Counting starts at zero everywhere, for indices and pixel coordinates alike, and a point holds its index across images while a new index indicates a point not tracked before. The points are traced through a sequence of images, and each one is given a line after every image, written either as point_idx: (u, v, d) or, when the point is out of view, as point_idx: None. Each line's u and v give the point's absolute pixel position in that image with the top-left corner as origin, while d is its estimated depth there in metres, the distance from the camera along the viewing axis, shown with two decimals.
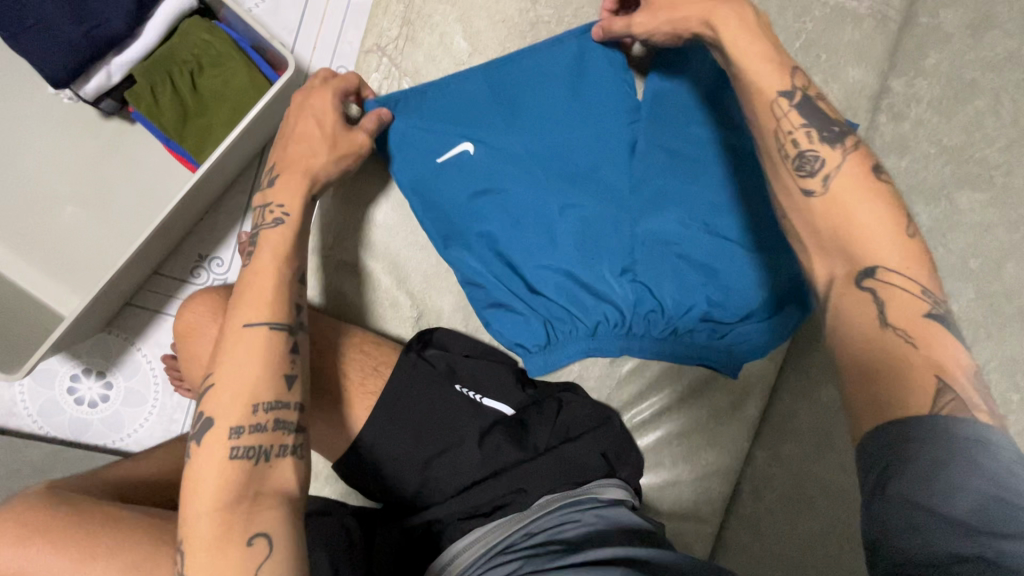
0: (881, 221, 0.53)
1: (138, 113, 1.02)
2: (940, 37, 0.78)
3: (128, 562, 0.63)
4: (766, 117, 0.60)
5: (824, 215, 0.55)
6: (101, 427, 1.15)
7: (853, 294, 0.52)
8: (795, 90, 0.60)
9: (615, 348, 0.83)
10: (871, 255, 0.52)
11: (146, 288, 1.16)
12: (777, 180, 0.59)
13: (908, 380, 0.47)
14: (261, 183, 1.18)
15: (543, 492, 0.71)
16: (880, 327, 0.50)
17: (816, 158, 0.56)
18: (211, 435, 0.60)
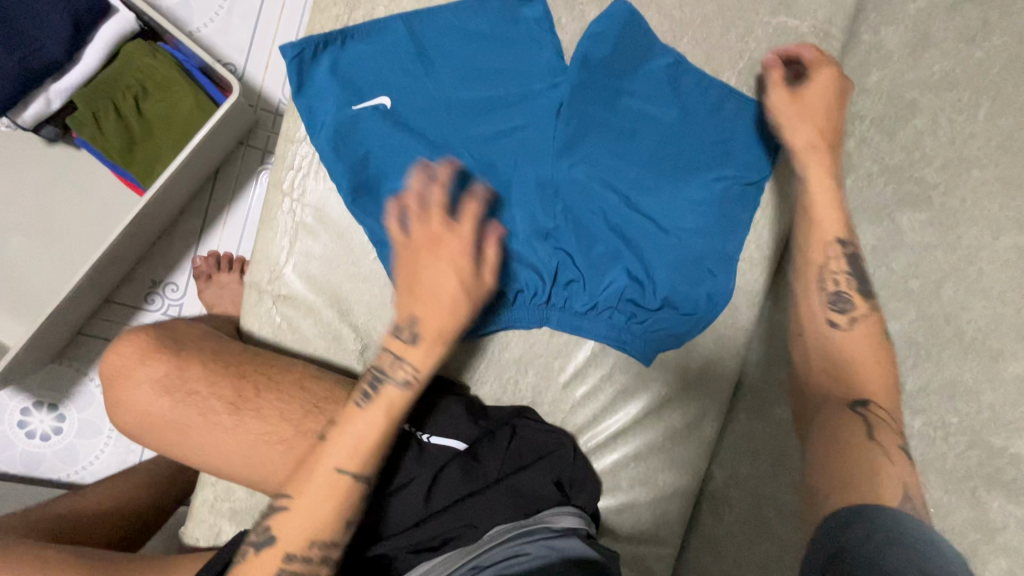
0: (881, 369, 0.63)
1: (83, 140, 1.00)
2: (882, 54, 0.79)
3: None
4: (817, 252, 0.70)
5: (845, 351, 0.65)
6: (55, 460, 1.12)
7: (847, 418, 0.60)
8: (852, 240, 0.69)
9: (533, 320, 0.80)
10: (864, 389, 0.62)
11: (97, 316, 1.13)
12: (807, 308, 0.69)
13: (871, 472, 0.54)
14: (215, 207, 1.15)
15: (494, 524, 0.69)
16: (866, 440, 0.57)
17: (845, 301, 0.67)
18: (267, 552, 0.57)
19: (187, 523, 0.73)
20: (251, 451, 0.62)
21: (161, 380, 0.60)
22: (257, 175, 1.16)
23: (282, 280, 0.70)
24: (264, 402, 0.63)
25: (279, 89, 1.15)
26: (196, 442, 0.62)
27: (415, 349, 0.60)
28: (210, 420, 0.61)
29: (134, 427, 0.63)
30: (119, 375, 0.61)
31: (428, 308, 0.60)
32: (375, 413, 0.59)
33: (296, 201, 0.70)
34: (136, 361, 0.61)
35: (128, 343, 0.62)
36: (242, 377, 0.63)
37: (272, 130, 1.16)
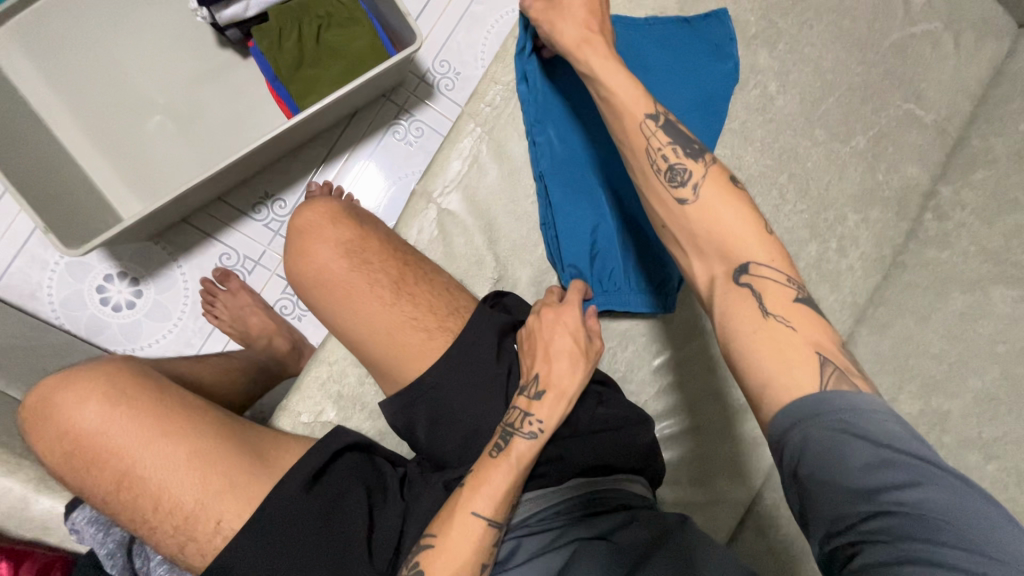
0: (743, 226, 0.60)
1: (258, 49, 1.10)
2: (989, 158, 0.89)
3: (196, 446, 0.65)
4: (637, 135, 0.65)
5: (697, 221, 0.62)
6: (117, 332, 1.14)
7: (734, 292, 0.59)
8: (659, 114, 0.65)
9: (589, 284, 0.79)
10: (739, 253, 0.60)
11: (205, 210, 1.18)
12: (652, 192, 0.65)
13: (761, 332, 0.56)
14: (342, 143, 1.24)
15: (578, 471, 0.76)
16: (764, 316, 0.57)
17: (684, 171, 0.63)
18: (448, 532, 0.63)
19: (289, 398, 0.75)
20: (395, 330, 0.70)
21: (346, 244, 0.71)
22: (390, 127, 1.25)
23: (448, 197, 0.77)
24: (421, 292, 0.72)
25: (431, 60, 1.26)
26: (351, 304, 0.70)
27: (541, 404, 0.68)
28: (375, 290, 0.71)
29: (309, 280, 0.71)
30: (310, 229, 0.72)
31: (554, 370, 0.68)
32: (505, 461, 0.65)
33: (484, 131, 0.78)
34: (331, 221, 0.72)
35: (322, 208, 0.73)
36: (406, 265, 0.73)
37: (414, 93, 1.26)
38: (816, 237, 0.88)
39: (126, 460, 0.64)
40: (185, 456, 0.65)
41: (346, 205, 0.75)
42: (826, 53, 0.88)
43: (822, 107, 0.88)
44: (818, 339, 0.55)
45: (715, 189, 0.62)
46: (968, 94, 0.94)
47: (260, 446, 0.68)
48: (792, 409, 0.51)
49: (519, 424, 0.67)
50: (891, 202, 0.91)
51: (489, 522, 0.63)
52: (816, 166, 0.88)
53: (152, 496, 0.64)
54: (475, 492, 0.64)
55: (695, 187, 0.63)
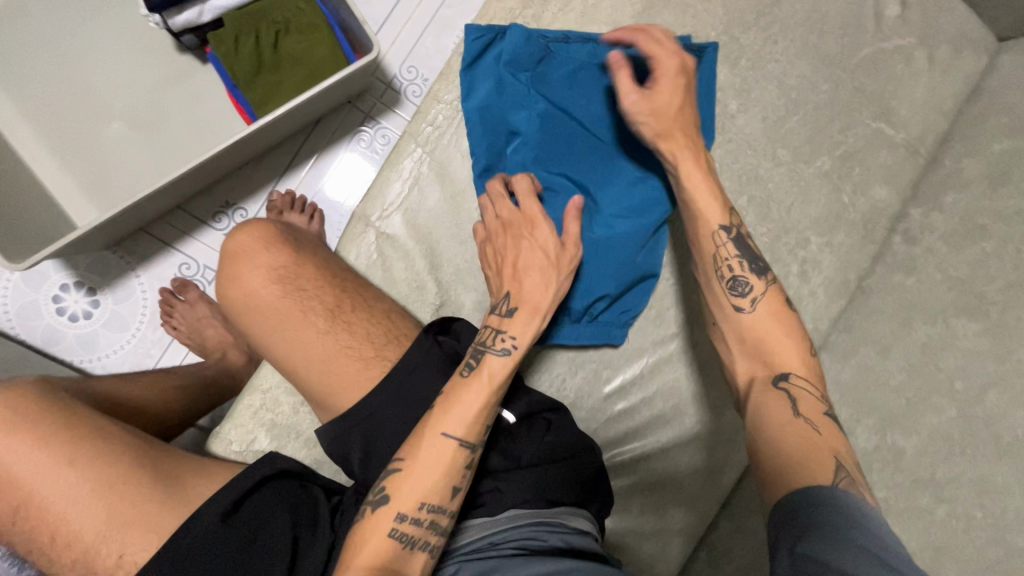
0: (786, 341, 0.65)
1: (215, 55, 1.07)
2: (960, 181, 0.85)
3: (101, 477, 0.64)
4: (706, 243, 0.70)
5: (750, 331, 0.66)
6: (74, 343, 1.13)
7: (770, 395, 0.62)
8: (733, 227, 0.71)
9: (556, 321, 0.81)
10: (782, 363, 0.64)
11: (164, 219, 1.16)
12: (713, 295, 0.70)
13: (804, 444, 0.57)
14: (306, 151, 1.21)
15: (517, 502, 0.71)
16: (794, 416, 0.60)
17: (746, 285, 0.68)
18: (383, 507, 0.60)
19: (223, 425, 0.74)
20: (329, 358, 0.68)
21: (280, 269, 0.69)
22: (355, 135, 1.22)
23: (389, 221, 0.76)
24: (359, 318, 0.70)
25: (397, 65, 1.23)
26: (284, 333, 0.68)
27: (513, 321, 0.66)
28: (308, 319, 0.68)
29: (240, 306, 0.69)
30: (243, 253, 0.69)
31: (524, 285, 0.67)
32: (477, 379, 0.64)
33: (426, 152, 0.77)
34: (264, 246, 0.69)
35: (256, 230, 0.71)
36: (344, 292, 0.71)
37: (380, 99, 1.23)
38: (777, 261, 0.85)
39: (30, 489, 0.64)
40: (88, 486, 0.64)
41: (283, 229, 0.73)
42: (791, 70, 0.85)
43: (784, 126, 0.85)
44: (839, 447, 0.57)
45: (771, 308, 0.67)
46: (943, 112, 0.90)
47: (173, 475, 0.67)
48: (821, 491, 0.52)
49: (492, 342, 0.65)
50: (858, 225, 0.87)
51: (461, 441, 0.62)
52: (778, 188, 0.85)
53: (50, 528, 0.63)
54: (447, 411, 0.62)
55: (762, 297, 0.68)
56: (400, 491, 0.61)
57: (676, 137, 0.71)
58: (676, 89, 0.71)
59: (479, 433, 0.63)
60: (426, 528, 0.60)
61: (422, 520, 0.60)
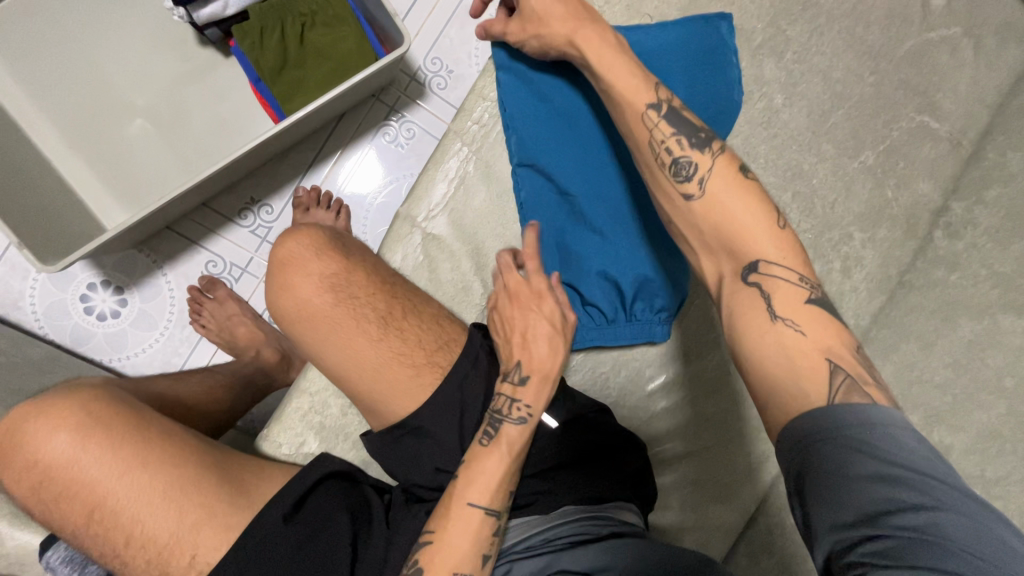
0: (748, 213, 0.60)
1: (239, 49, 1.05)
2: (1005, 175, 0.84)
3: (172, 479, 0.63)
4: (639, 130, 0.65)
5: (703, 220, 0.61)
6: (103, 341, 1.12)
7: (744, 293, 0.58)
8: (661, 103, 0.65)
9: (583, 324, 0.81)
10: (750, 248, 0.58)
11: (190, 217, 1.14)
12: (659, 185, 0.65)
13: (775, 344, 0.54)
14: (330, 147, 1.19)
15: (568, 500, 0.72)
16: (773, 320, 0.56)
17: (689, 164, 0.62)
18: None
19: (271, 427, 0.74)
20: (383, 365, 0.68)
21: (332, 277, 0.68)
22: (379, 129, 1.21)
23: (434, 221, 0.76)
24: (411, 324, 0.70)
25: (421, 57, 1.21)
26: (336, 341, 0.68)
27: (526, 388, 0.67)
28: (361, 326, 0.68)
29: (292, 315, 0.68)
30: (295, 262, 0.68)
31: (536, 357, 0.67)
32: (495, 451, 0.64)
33: (471, 151, 0.77)
34: (315, 253, 0.69)
35: (307, 238, 0.70)
36: (394, 297, 0.70)
37: (404, 92, 1.21)
38: (819, 258, 0.85)
39: (98, 494, 0.62)
40: (160, 488, 0.63)
41: (332, 233, 0.72)
42: (837, 62, 0.84)
43: (829, 120, 0.84)
44: (829, 343, 0.54)
45: (721, 182, 0.61)
46: (986, 105, 0.89)
47: (239, 475, 0.67)
48: (810, 422, 0.49)
49: (507, 412, 0.66)
50: (901, 220, 0.87)
51: (487, 510, 0.63)
52: (822, 183, 0.84)
53: (124, 531, 0.62)
54: (470, 484, 0.64)
55: (706, 172, 0.62)
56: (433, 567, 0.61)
57: (582, 33, 0.67)
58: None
59: (502, 498, 0.64)
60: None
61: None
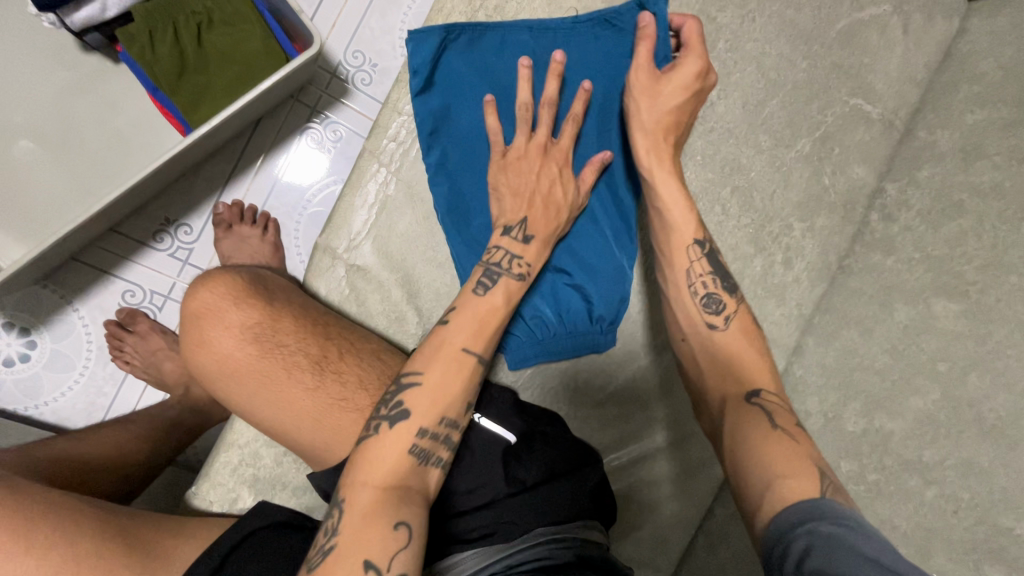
0: (751, 349, 0.66)
1: (127, 55, 0.93)
2: (935, 154, 0.84)
3: (65, 556, 0.56)
4: (679, 256, 0.71)
5: (723, 349, 0.66)
6: (14, 389, 1.02)
7: (741, 409, 0.61)
8: (704, 240, 0.71)
9: (531, 343, 0.78)
10: (752, 380, 0.63)
11: (96, 244, 1.04)
12: (681, 308, 0.70)
13: (785, 454, 0.55)
14: (249, 156, 1.10)
15: (529, 525, 0.67)
16: (772, 428, 0.58)
17: (719, 302, 0.68)
18: (401, 424, 0.56)
19: (200, 484, 0.70)
20: (322, 416, 0.61)
21: (253, 327, 0.61)
22: (303, 133, 1.12)
23: (357, 250, 0.72)
24: (348, 366, 0.63)
25: (341, 50, 1.11)
26: (266, 396, 0.61)
27: (529, 247, 0.67)
28: (293, 376, 0.61)
29: (217, 372, 0.62)
30: (209, 314, 0.61)
31: (539, 215, 0.68)
32: (495, 296, 0.63)
33: (390, 172, 0.72)
34: (233, 302, 0.62)
35: (222, 285, 0.63)
36: (328, 341, 0.64)
37: (326, 90, 1.12)
38: (760, 252, 0.84)
39: None
40: (52, 571, 0.56)
41: (251, 277, 0.66)
42: (770, 48, 0.82)
43: (765, 110, 0.82)
44: (816, 454, 0.56)
45: (742, 327, 0.68)
46: (915, 83, 0.89)
47: (148, 540, 0.60)
48: (792, 510, 0.50)
49: (507, 265, 0.65)
50: (838, 206, 0.87)
51: (480, 356, 0.61)
52: (761, 176, 0.83)
53: None
54: (467, 325, 0.61)
55: (733, 312, 0.68)
56: (419, 405, 0.57)
57: (661, 153, 0.71)
58: (651, 103, 0.71)
59: (493, 348, 0.63)
60: (441, 441, 0.58)
61: (441, 432, 0.57)
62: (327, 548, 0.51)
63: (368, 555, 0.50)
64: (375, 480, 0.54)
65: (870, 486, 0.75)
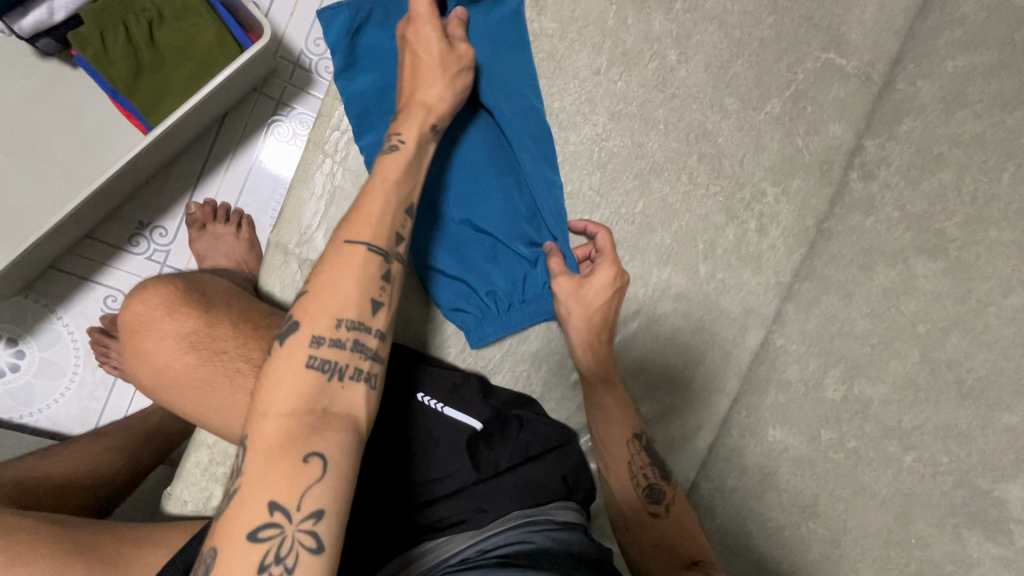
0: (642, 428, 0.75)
1: (83, 59, 0.92)
2: (915, 106, 0.80)
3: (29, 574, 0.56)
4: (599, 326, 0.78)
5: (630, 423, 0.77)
6: (9, 399, 1.04)
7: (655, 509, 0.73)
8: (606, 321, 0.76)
9: (494, 323, 0.77)
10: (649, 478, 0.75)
11: (73, 252, 1.05)
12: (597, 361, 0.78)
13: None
14: (217, 153, 1.09)
15: (501, 511, 0.66)
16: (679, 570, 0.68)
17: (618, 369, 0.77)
18: (293, 339, 0.56)
19: (174, 485, 0.71)
20: None
21: (190, 336, 0.60)
22: (269, 126, 1.10)
23: (310, 244, 0.71)
24: None
25: (302, 39, 1.09)
26: (214, 401, 0.60)
27: (403, 124, 0.66)
28: (237, 382, 0.60)
29: (159, 381, 0.60)
30: (144, 326, 0.60)
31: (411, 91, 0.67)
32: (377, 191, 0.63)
33: (337, 163, 0.72)
34: (168, 312, 0.60)
35: (155, 295, 0.61)
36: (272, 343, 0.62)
37: (289, 81, 1.10)
38: (733, 220, 0.82)
39: None
40: None
41: (189, 284, 0.64)
42: (732, 5, 0.79)
43: (730, 71, 0.79)
44: None
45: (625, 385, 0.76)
46: (893, 31, 0.84)
47: (111, 551, 0.60)
48: None
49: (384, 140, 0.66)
50: (813, 169, 0.84)
51: (371, 246, 0.60)
52: (729, 141, 0.80)
53: None
54: (352, 223, 0.61)
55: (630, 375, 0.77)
56: (309, 317, 0.57)
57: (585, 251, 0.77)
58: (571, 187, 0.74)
59: (388, 238, 0.62)
60: (347, 348, 0.57)
61: (340, 339, 0.56)
62: (233, 492, 0.50)
63: (276, 491, 0.49)
64: (277, 409, 0.53)
65: (850, 455, 0.73)
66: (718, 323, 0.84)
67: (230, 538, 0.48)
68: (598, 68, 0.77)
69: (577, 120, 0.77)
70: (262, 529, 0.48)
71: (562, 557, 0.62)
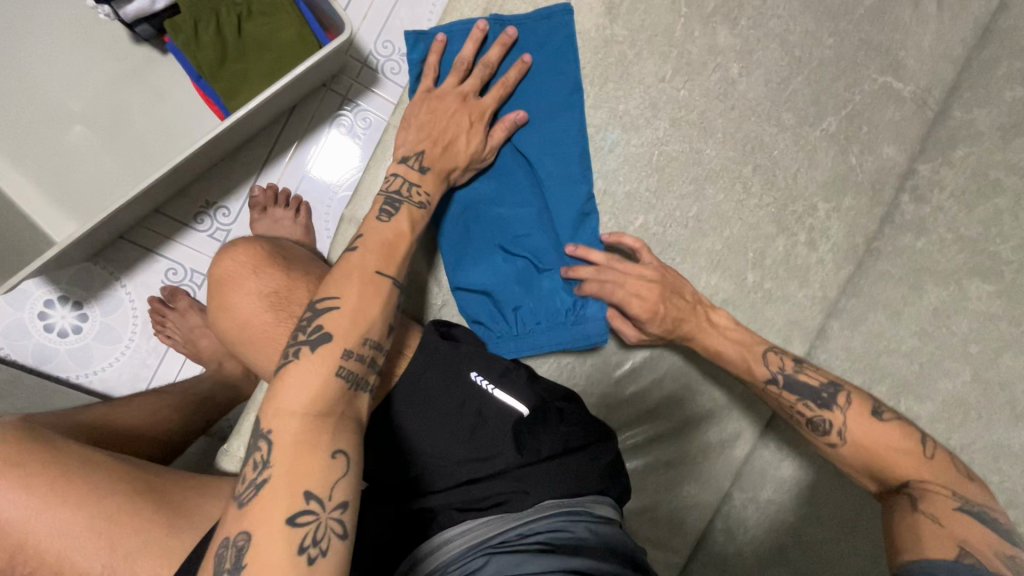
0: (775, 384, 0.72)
1: (174, 45, 0.99)
2: (971, 132, 0.81)
3: (102, 510, 0.58)
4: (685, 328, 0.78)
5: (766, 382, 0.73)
6: (67, 359, 1.10)
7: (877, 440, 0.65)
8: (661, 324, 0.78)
9: (511, 345, 0.80)
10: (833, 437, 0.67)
11: (143, 225, 1.11)
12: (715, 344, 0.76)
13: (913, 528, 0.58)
14: (284, 142, 1.15)
15: (543, 497, 0.68)
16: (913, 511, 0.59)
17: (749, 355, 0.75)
18: (322, 348, 0.58)
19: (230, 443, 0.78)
20: None
21: (272, 294, 0.64)
22: (334, 120, 1.16)
23: None
24: None
25: (372, 41, 1.16)
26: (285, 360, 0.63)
27: (426, 177, 0.71)
28: None
29: (239, 334, 0.65)
30: (232, 281, 0.65)
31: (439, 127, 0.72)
32: (401, 223, 0.68)
33: None
34: (253, 271, 0.65)
35: (244, 254, 0.66)
36: None
37: (356, 79, 1.16)
38: (783, 232, 0.84)
39: (21, 532, 0.57)
40: (90, 521, 0.58)
41: (272, 248, 0.69)
42: (794, 25, 0.82)
43: (789, 88, 0.82)
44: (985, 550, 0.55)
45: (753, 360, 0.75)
46: (951, 60, 0.86)
47: (177, 495, 0.63)
48: None
49: (407, 194, 0.69)
50: (865, 187, 0.85)
51: (394, 280, 0.64)
52: (784, 154, 0.83)
53: (54, 567, 0.58)
54: (374, 254, 0.64)
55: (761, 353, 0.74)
56: (336, 329, 0.59)
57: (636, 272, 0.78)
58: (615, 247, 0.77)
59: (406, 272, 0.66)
60: (368, 364, 0.60)
61: (365, 354, 0.59)
62: (259, 484, 0.52)
63: (309, 485, 0.52)
64: (299, 409, 0.55)
65: None
66: (763, 333, 0.85)
67: (264, 527, 0.50)
68: (662, 76, 0.80)
69: (639, 123, 0.81)
70: (299, 515, 0.51)
71: (602, 552, 0.64)
